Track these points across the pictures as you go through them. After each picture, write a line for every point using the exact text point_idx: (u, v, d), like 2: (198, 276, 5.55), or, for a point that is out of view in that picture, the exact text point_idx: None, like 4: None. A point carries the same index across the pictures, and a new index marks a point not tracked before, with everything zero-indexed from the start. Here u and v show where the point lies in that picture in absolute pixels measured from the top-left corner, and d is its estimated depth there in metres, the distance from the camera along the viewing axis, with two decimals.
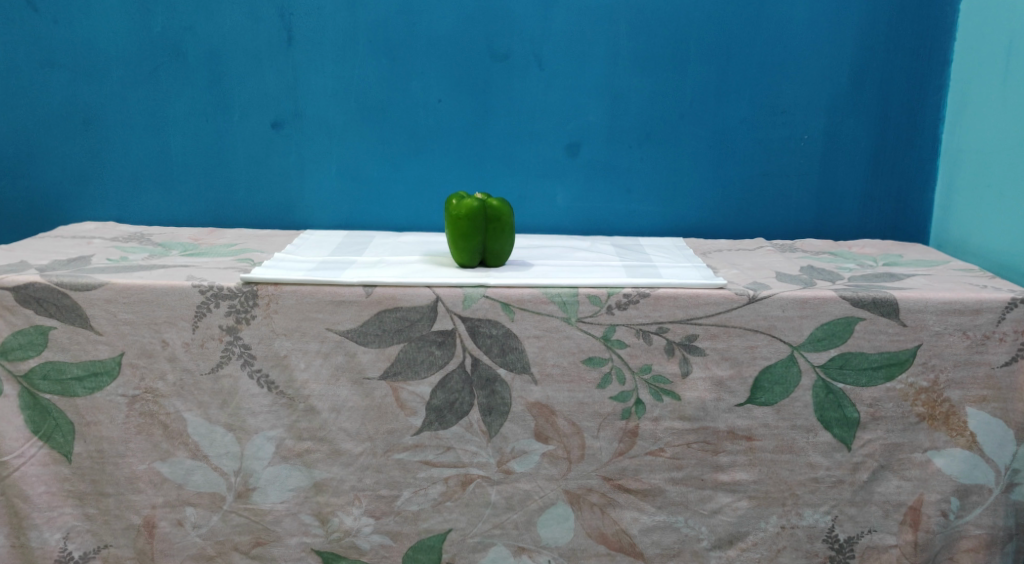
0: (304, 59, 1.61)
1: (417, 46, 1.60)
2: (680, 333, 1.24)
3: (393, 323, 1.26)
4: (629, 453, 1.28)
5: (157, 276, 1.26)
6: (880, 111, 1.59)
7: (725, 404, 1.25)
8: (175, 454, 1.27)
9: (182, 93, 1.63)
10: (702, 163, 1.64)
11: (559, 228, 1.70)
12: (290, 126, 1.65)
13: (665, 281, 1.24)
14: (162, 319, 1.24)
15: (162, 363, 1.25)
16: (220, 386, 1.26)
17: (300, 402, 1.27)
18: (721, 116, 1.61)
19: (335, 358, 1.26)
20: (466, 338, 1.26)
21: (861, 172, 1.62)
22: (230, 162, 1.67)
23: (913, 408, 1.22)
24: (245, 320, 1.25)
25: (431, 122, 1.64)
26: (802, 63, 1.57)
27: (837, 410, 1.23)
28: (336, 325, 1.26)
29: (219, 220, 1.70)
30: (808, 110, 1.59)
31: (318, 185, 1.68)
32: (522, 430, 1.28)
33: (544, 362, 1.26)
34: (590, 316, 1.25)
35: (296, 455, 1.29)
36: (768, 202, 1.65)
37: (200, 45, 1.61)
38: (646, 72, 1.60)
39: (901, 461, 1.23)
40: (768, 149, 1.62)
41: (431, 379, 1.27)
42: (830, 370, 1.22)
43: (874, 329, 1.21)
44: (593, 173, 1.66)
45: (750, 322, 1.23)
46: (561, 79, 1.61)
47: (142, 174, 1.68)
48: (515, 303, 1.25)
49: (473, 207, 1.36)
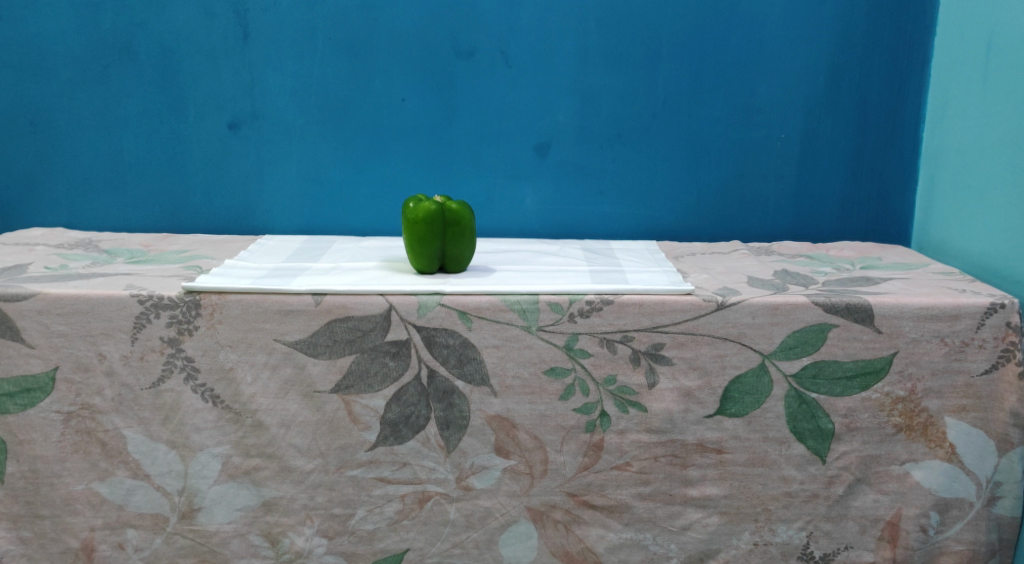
0: (261, 57, 1.54)
1: (379, 43, 1.54)
2: (646, 341, 1.18)
3: (345, 333, 1.20)
4: (594, 467, 1.21)
5: (94, 285, 1.20)
6: (860, 108, 1.53)
7: (693, 416, 1.19)
8: (115, 474, 1.21)
9: (134, 93, 1.57)
10: (676, 163, 1.58)
11: (529, 231, 1.63)
12: (247, 126, 1.58)
13: (629, 287, 1.19)
14: (98, 331, 1.18)
15: (99, 377, 1.19)
16: (161, 401, 1.20)
17: (247, 417, 1.21)
18: (695, 114, 1.55)
19: (283, 371, 1.20)
20: (422, 349, 1.20)
21: (840, 172, 1.56)
22: (186, 164, 1.60)
23: (890, 419, 1.16)
24: (187, 332, 1.19)
25: (393, 121, 1.58)
26: (778, 58, 1.52)
27: (811, 421, 1.17)
28: (284, 336, 1.19)
29: (175, 225, 1.64)
30: (785, 108, 1.54)
31: (278, 187, 1.61)
32: (481, 445, 1.22)
33: (504, 373, 1.20)
34: (551, 324, 1.19)
35: (244, 473, 1.22)
36: (745, 203, 1.59)
37: (151, 42, 1.54)
38: (616, 68, 1.54)
39: (878, 474, 1.17)
40: (744, 148, 1.56)
41: (386, 392, 1.21)
42: (803, 379, 1.16)
43: (848, 336, 1.15)
44: (563, 175, 1.60)
45: (719, 329, 1.17)
46: (529, 77, 1.55)
47: (93, 177, 1.61)
48: (472, 312, 1.19)
49: (431, 210, 1.29)
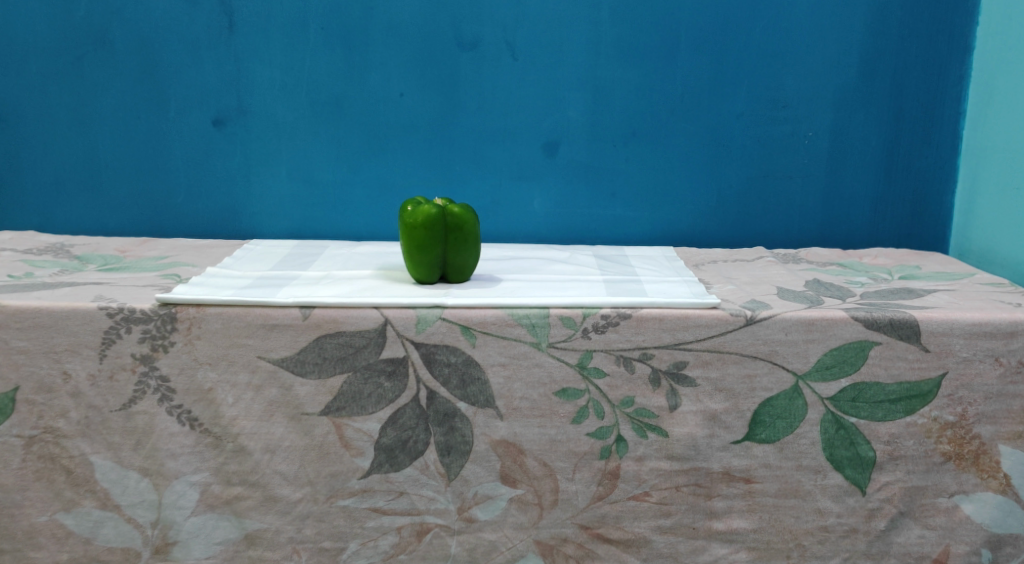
0: (247, 48, 1.43)
1: (376, 33, 1.43)
2: (667, 360, 1.07)
3: (336, 350, 1.09)
4: (610, 498, 1.11)
5: (59, 296, 1.10)
6: (894, 104, 1.42)
7: (719, 442, 1.08)
8: (81, 504, 1.10)
9: (110, 86, 1.45)
10: (695, 164, 1.47)
11: (537, 236, 1.53)
12: (233, 123, 1.47)
13: (649, 300, 1.08)
14: (62, 347, 1.07)
15: (64, 398, 1.08)
16: (132, 425, 1.09)
17: (227, 442, 1.10)
18: (715, 111, 1.45)
19: (268, 392, 1.09)
20: (420, 368, 1.09)
21: (872, 173, 1.45)
22: (167, 164, 1.49)
23: (937, 447, 1.05)
24: (162, 348, 1.08)
25: (391, 118, 1.47)
26: (805, 51, 1.41)
27: (850, 449, 1.06)
28: (269, 353, 1.09)
29: (156, 229, 1.52)
30: (813, 104, 1.43)
31: (267, 189, 1.50)
32: (486, 473, 1.11)
33: (511, 394, 1.09)
34: (563, 341, 1.08)
35: (224, 503, 1.11)
36: (769, 207, 1.48)
37: (128, 32, 1.43)
38: (631, 62, 1.44)
39: (924, 507, 1.06)
40: (768, 148, 1.46)
41: (381, 415, 1.10)
42: (841, 403, 1.05)
43: (891, 356, 1.04)
44: (573, 176, 1.49)
45: (748, 347, 1.06)
46: (537, 70, 1.44)
47: (67, 177, 1.50)
48: (476, 326, 1.08)
49: (431, 215, 1.18)
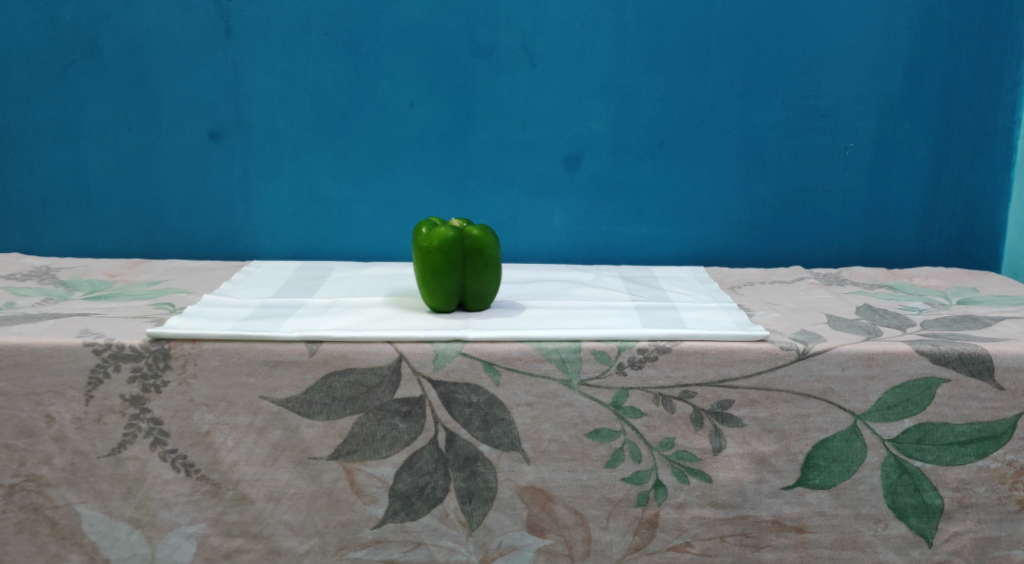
0: (247, 56, 1.34)
1: (384, 39, 1.33)
2: (710, 398, 0.97)
3: (346, 389, 0.99)
4: (647, 548, 1.01)
5: (42, 331, 1.00)
6: (942, 113, 1.36)
7: (768, 488, 0.98)
8: (67, 558, 1.01)
9: (99, 98, 1.36)
10: (726, 178, 1.40)
11: (558, 255, 1.44)
12: (230, 136, 1.37)
13: (690, 332, 0.98)
14: (45, 388, 0.97)
15: (47, 444, 0.98)
16: (122, 472, 0.99)
17: (227, 490, 1.00)
18: (750, 121, 1.37)
19: (272, 434, 0.99)
20: (439, 408, 0.99)
21: (918, 185, 1.39)
22: (161, 181, 1.39)
23: (1012, 494, 0.96)
24: (154, 388, 0.98)
25: (401, 130, 1.37)
26: (846, 58, 1.34)
27: (914, 495, 0.96)
28: (272, 393, 0.99)
29: (149, 249, 1.43)
30: (854, 114, 1.37)
31: (268, 206, 1.41)
32: (512, 522, 1.01)
33: (538, 437, 1.00)
34: (596, 378, 0.98)
35: (224, 557, 1.01)
36: (806, 222, 1.42)
37: (118, 39, 1.33)
38: (661, 69, 1.35)
39: (996, 559, 0.97)
40: (806, 160, 1.39)
41: (396, 459, 1.00)
42: (905, 445, 0.95)
43: (962, 394, 0.94)
44: (596, 191, 1.40)
45: (801, 384, 0.96)
46: (558, 78, 1.35)
47: (54, 195, 1.40)
48: (500, 362, 0.98)
49: (447, 237, 1.08)
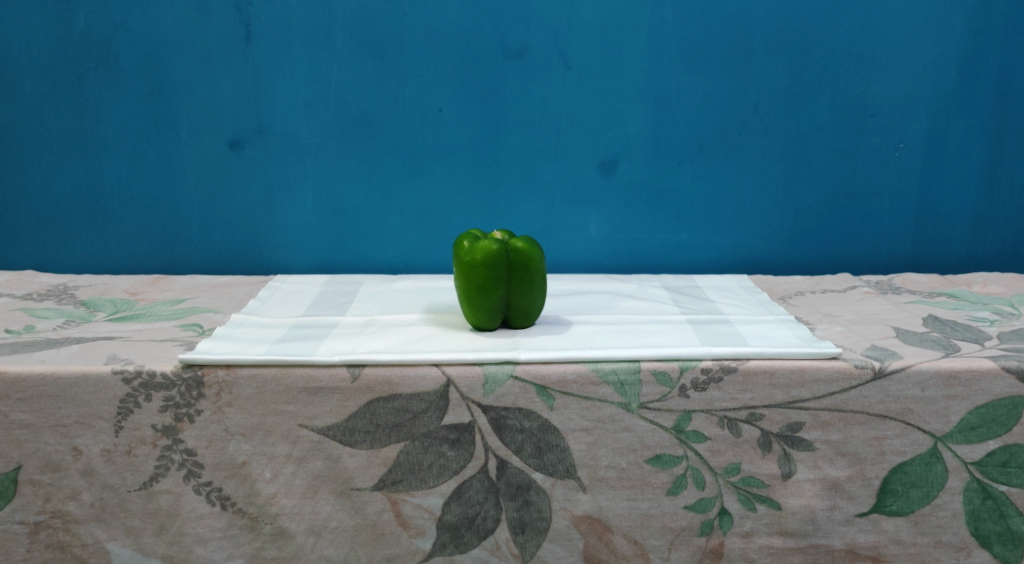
0: (268, 60, 1.27)
1: (411, 42, 1.27)
2: (779, 421, 0.92)
3: (390, 416, 0.93)
4: None
5: (67, 358, 0.94)
6: (997, 110, 1.31)
7: (842, 515, 0.93)
8: None
9: (115, 108, 1.30)
10: (771, 181, 1.34)
11: (595, 264, 1.38)
12: (252, 145, 1.31)
13: (757, 350, 0.92)
14: (72, 420, 0.91)
15: (74, 478, 0.92)
16: (154, 506, 0.93)
17: (265, 523, 0.94)
18: (794, 122, 1.31)
19: (312, 464, 0.94)
20: (489, 435, 0.93)
21: (971, 187, 1.34)
22: (179, 193, 1.33)
23: None
24: (187, 417, 0.92)
25: (429, 136, 1.31)
26: (895, 55, 1.28)
27: (999, 521, 0.92)
28: (312, 421, 0.93)
29: (169, 264, 1.37)
30: (903, 113, 1.31)
31: (291, 217, 1.35)
32: (568, 553, 0.95)
33: (595, 464, 0.94)
34: (657, 400, 0.92)
35: None
36: (854, 227, 1.36)
37: (134, 45, 1.27)
38: (701, 69, 1.29)
39: None
40: (854, 162, 1.33)
41: (444, 489, 0.94)
42: (989, 469, 0.91)
43: None
44: (634, 197, 1.34)
45: (877, 405, 0.90)
46: (594, 80, 1.29)
47: (69, 210, 1.34)
48: (555, 386, 0.92)
49: (492, 252, 1.02)
